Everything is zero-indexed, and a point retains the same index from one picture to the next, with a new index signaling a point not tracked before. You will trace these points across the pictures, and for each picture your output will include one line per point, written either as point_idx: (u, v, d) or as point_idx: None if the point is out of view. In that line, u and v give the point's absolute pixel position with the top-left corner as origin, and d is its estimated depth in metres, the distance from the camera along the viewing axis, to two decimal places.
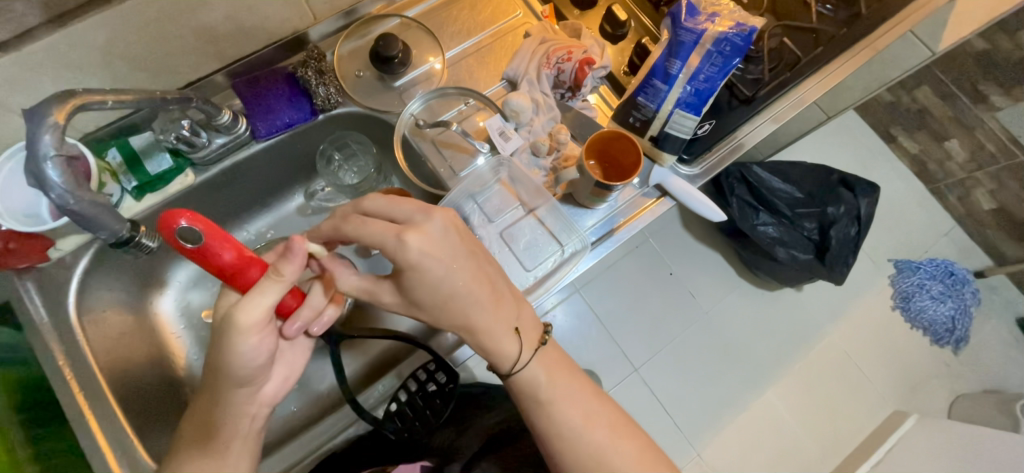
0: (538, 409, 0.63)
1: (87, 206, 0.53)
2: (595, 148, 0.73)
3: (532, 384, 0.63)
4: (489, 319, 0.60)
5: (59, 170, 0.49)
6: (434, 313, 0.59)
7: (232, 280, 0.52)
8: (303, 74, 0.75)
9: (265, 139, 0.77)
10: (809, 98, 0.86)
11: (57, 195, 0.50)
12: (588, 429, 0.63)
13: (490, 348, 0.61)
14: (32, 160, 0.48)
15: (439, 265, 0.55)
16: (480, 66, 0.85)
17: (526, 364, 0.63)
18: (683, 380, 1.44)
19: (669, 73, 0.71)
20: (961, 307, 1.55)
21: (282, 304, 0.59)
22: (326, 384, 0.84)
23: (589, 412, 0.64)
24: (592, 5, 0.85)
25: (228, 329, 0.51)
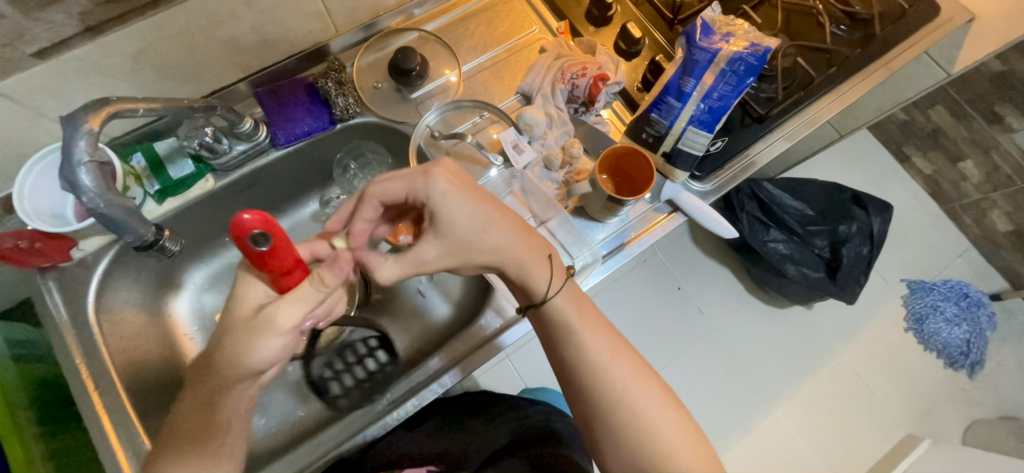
0: (566, 337, 0.64)
1: (115, 210, 0.54)
2: (608, 163, 0.74)
3: (560, 315, 0.64)
4: (508, 257, 0.61)
5: (91, 174, 0.51)
6: (475, 249, 0.60)
7: (275, 281, 0.50)
8: (324, 85, 0.77)
9: (284, 147, 0.78)
10: (821, 117, 0.86)
11: (87, 198, 0.52)
12: (612, 365, 0.63)
13: (522, 279, 0.64)
14: (66, 166, 0.50)
15: (464, 198, 0.58)
16: (495, 79, 0.86)
17: (557, 293, 0.65)
18: (692, 375, 1.45)
19: (682, 90, 0.71)
20: (977, 331, 1.52)
21: None
22: None
23: (613, 351, 0.64)
24: (607, 22, 0.86)
25: (254, 323, 0.51)
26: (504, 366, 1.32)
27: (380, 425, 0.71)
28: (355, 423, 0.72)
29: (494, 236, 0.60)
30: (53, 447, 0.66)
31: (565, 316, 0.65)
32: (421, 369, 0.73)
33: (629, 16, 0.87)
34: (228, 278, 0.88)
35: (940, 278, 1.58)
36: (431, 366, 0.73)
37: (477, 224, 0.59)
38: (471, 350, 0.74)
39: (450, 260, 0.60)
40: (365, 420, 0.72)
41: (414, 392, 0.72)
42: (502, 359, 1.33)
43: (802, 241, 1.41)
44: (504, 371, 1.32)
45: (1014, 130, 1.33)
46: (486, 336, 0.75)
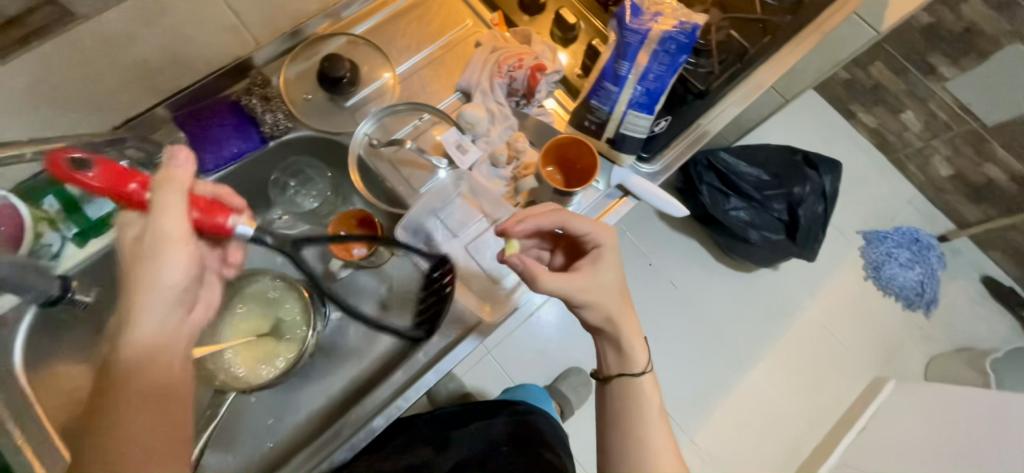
0: (636, 412, 0.66)
1: None
2: (551, 155, 0.73)
3: (640, 396, 0.67)
4: (623, 315, 0.65)
5: None
6: (612, 300, 0.63)
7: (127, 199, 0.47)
8: (248, 102, 0.74)
9: (214, 173, 0.74)
10: (760, 85, 0.88)
11: None
12: (662, 458, 0.64)
13: (628, 348, 0.66)
14: None
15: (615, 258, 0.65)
16: (433, 78, 0.83)
17: (648, 376, 0.67)
18: (671, 351, 1.47)
19: (618, 74, 0.70)
20: (930, 272, 1.59)
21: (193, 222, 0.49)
22: (301, 416, 0.82)
23: (667, 444, 0.65)
24: (540, 9, 0.84)
25: (148, 240, 0.46)
26: (486, 363, 1.32)
27: (347, 446, 0.69)
28: (320, 450, 0.69)
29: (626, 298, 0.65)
30: None
31: (642, 398, 0.67)
32: (386, 384, 0.71)
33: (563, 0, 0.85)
34: None
35: (893, 226, 1.65)
36: (396, 380, 0.71)
37: (619, 280, 0.64)
38: (440, 354, 0.73)
39: (591, 297, 0.62)
40: (329, 445, 0.69)
41: (381, 407, 0.70)
42: (483, 356, 1.32)
43: (762, 206, 1.44)
44: (488, 369, 1.31)
45: (946, 79, 1.39)
46: (453, 341, 0.73)
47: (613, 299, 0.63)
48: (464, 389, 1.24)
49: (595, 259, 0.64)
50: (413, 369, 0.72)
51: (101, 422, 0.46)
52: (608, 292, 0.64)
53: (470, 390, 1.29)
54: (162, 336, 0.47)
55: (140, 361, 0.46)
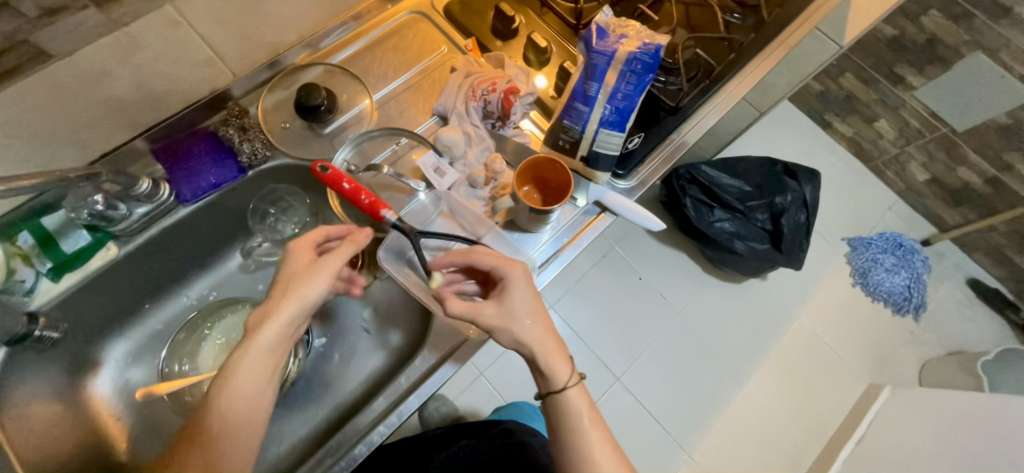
0: (571, 425, 0.65)
1: None
2: (527, 173, 0.74)
3: (570, 409, 0.66)
4: (533, 338, 0.65)
5: None
6: (517, 326, 0.64)
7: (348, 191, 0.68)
8: (225, 133, 0.75)
9: (192, 202, 0.74)
10: (724, 105, 0.90)
11: None
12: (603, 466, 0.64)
13: (545, 367, 0.66)
14: None
15: (528, 291, 0.66)
16: (411, 104, 0.85)
17: (576, 389, 0.67)
18: (662, 366, 1.46)
19: (588, 95, 0.72)
20: (916, 276, 1.61)
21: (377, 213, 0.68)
22: (285, 447, 0.80)
23: (607, 450, 0.65)
24: (513, 34, 0.88)
25: (309, 271, 0.59)
26: (478, 385, 1.30)
27: None
28: None
29: (539, 324, 0.66)
30: None
31: (574, 410, 0.66)
32: (367, 411, 0.70)
33: (535, 25, 0.88)
34: (157, 346, 0.83)
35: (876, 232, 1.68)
36: (377, 407, 0.70)
37: (532, 308, 0.66)
38: (424, 376, 0.72)
39: (496, 324, 0.64)
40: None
41: (362, 435, 0.69)
42: (475, 378, 1.31)
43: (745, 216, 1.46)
44: (480, 391, 1.29)
45: (915, 88, 1.44)
46: (435, 363, 0.73)
47: (524, 328, 0.65)
48: (456, 413, 1.22)
49: (503, 290, 0.66)
50: (395, 394, 0.71)
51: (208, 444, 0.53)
52: (520, 320, 0.65)
53: (462, 414, 1.27)
54: (265, 367, 0.56)
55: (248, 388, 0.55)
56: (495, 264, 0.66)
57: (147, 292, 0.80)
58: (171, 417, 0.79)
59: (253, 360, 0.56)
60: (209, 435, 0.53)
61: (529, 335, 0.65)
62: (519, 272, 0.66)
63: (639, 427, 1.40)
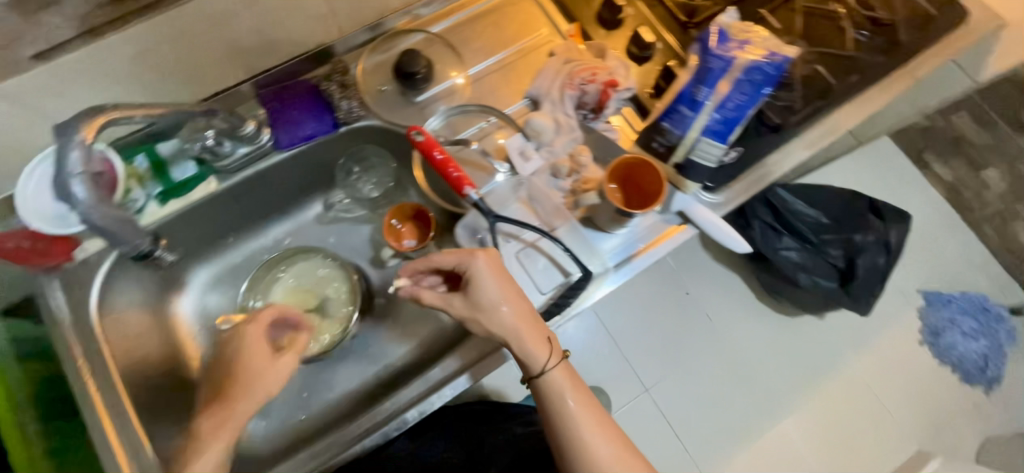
0: (556, 407, 0.66)
1: (107, 220, 0.54)
2: (618, 173, 0.71)
3: (551, 385, 0.67)
4: (506, 326, 0.65)
5: (85, 186, 0.51)
6: (484, 316, 0.66)
7: (435, 160, 0.69)
8: (328, 88, 0.78)
9: (287, 150, 0.77)
10: (823, 140, 0.81)
11: (81, 210, 0.52)
12: (587, 431, 0.65)
13: (521, 352, 0.66)
14: (60, 177, 0.49)
15: (494, 282, 0.65)
16: (503, 83, 0.84)
17: (555, 368, 0.67)
18: (695, 386, 1.42)
19: (696, 100, 0.68)
20: (996, 346, 1.48)
21: (459, 185, 0.68)
22: (334, 394, 0.83)
23: (591, 417, 0.66)
24: (618, 25, 0.84)
25: (276, 364, 0.64)
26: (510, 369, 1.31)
27: (377, 434, 0.70)
28: (354, 431, 0.70)
29: (514, 309, 0.66)
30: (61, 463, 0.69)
31: (558, 391, 0.67)
32: (421, 379, 0.72)
33: (642, 19, 0.84)
34: (234, 280, 0.88)
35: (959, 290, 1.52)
36: (432, 377, 0.72)
37: (502, 295, 0.65)
38: (480, 357, 0.72)
39: (462, 313, 0.67)
40: (366, 427, 0.70)
41: (413, 402, 0.71)
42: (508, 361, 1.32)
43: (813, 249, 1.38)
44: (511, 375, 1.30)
45: None
46: (490, 347, 0.73)
47: (496, 317, 0.65)
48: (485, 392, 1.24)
49: (467, 284, 0.66)
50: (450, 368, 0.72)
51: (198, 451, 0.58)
52: (487, 310, 0.65)
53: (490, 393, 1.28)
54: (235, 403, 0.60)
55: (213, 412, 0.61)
56: (456, 260, 0.66)
57: (234, 226, 0.85)
58: None
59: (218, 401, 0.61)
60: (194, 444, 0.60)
61: (500, 324, 0.65)
62: (479, 263, 0.65)
63: (659, 442, 1.37)
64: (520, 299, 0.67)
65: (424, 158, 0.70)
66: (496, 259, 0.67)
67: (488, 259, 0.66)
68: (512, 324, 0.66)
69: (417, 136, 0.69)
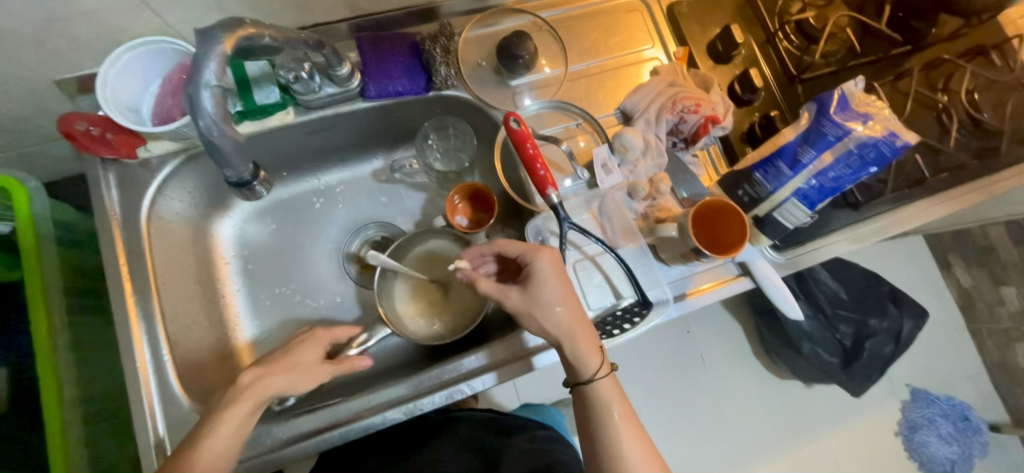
0: (598, 417, 0.65)
1: (224, 140, 0.55)
2: (702, 211, 0.67)
3: (600, 396, 0.65)
4: (562, 328, 0.64)
5: (212, 99, 0.52)
6: (539, 313, 0.64)
7: (525, 153, 0.66)
8: (431, 49, 0.73)
9: (372, 100, 0.75)
10: (896, 227, 0.80)
11: (204, 123, 0.53)
12: (632, 452, 0.63)
13: (574, 355, 0.64)
14: (191, 83, 0.51)
15: (557, 282, 0.64)
16: (599, 88, 0.82)
17: (603, 378, 0.65)
18: (673, 426, 1.32)
19: (798, 160, 0.67)
20: (966, 454, 1.39)
21: (542, 184, 0.67)
22: None
23: (639, 439, 0.64)
24: (727, 61, 0.83)
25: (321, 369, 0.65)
26: None
27: (401, 410, 0.68)
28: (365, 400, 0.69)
29: (569, 313, 0.64)
30: (77, 359, 0.71)
31: (603, 401, 0.65)
32: (455, 364, 0.71)
33: (754, 63, 0.84)
34: (280, 213, 0.86)
35: (968, 399, 1.43)
36: (465, 366, 0.71)
37: (561, 296, 0.64)
38: (508, 358, 0.72)
39: (518, 307, 0.65)
40: (394, 403, 0.69)
41: (441, 386, 0.70)
42: None
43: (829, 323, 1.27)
44: None
45: None
46: (521, 351, 0.72)
47: (551, 319, 0.64)
48: None
49: (527, 277, 0.64)
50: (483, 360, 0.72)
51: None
52: (546, 306, 0.64)
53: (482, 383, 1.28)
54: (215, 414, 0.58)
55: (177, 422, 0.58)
56: (521, 254, 0.65)
57: (293, 161, 0.82)
58: (273, 283, 0.84)
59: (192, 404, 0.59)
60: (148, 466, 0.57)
61: (556, 325, 0.64)
62: (544, 261, 0.64)
63: None
64: (578, 305, 0.66)
65: (514, 148, 0.68)
66: (560, 267, 0.66)
67: (552, 258, 0.65)
68: (567, 325, 0.64)
69: (515, 123, 0.67)
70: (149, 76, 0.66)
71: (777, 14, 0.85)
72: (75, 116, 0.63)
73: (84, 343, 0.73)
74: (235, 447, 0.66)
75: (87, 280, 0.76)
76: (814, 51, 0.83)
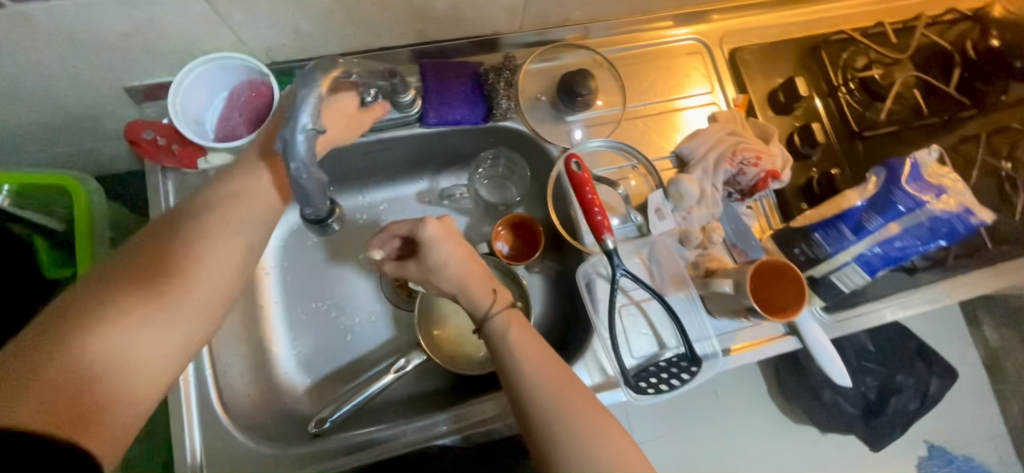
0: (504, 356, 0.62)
1: (310, 183, 0.47)
2: (759, 270, 0.65)
3: (503, 340, 0.63)
4: (452, 281, 0.66)
5: (306, 142, 0.43)
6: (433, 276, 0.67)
7: (583, 198, 0.66)
8: (494, 82, 0.73)
9: (430, 126, 0.75)
10: (955, 295, 0.78)
11: (295, 166, 0.44)
12: (550, 391, 0.58)
13: (467, 304, 0.67)
14: (287, 124, 0.42)
15: (449, 246, 0.66)
16: (654, 130, 0.81)
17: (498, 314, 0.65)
18: None
19: (863, 226, 0.65)
20: None
21: (597, 228, 0.65)
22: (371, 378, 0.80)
23: (556, 377, 0.60)
24: (788, 112, 0.81)
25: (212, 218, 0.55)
26: None
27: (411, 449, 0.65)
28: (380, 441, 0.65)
29: (459, 269, 0.66)
30: None
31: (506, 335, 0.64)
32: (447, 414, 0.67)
33: (815, 116, 0.82)
34: None
35: None
36: (461, 415, 0.67)
37: (448, 254, 0.66)
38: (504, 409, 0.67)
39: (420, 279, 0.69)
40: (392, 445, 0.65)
41: (437, 434, 0.66)
42: None
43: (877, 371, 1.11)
44: None
45: None
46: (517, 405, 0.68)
47: (445, 276, 0.67)
48: None
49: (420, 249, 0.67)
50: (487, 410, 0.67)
51: (95, 418, 0.45)
52: (448, 270, 0.66)
53: None
54: (190, 323, 0.52)
55: (113, 341, 0.47)
56: (410, 228, 0.67)
57: (341, 178, 0.82)
58: (310, 297, 0.83)
59: (144, 314, 0.49)
60: (75, 402, 0.44)
61: (447, 276, 0.67)
62: (426, 228, 0.65)
63: None
64: (469, 254, 0.67)
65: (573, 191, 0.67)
66: (449, 229, 0.67)
67: (440, 225, 0.66)
68: (459, 284, 0.67)
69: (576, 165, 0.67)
70: (216, 87, 0.67)
71: (842, 67, 0.84)
72: (143, 124, 0.65)
73: None
74: (265, 464, 0.64)
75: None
76: (878, 109, 0.81)
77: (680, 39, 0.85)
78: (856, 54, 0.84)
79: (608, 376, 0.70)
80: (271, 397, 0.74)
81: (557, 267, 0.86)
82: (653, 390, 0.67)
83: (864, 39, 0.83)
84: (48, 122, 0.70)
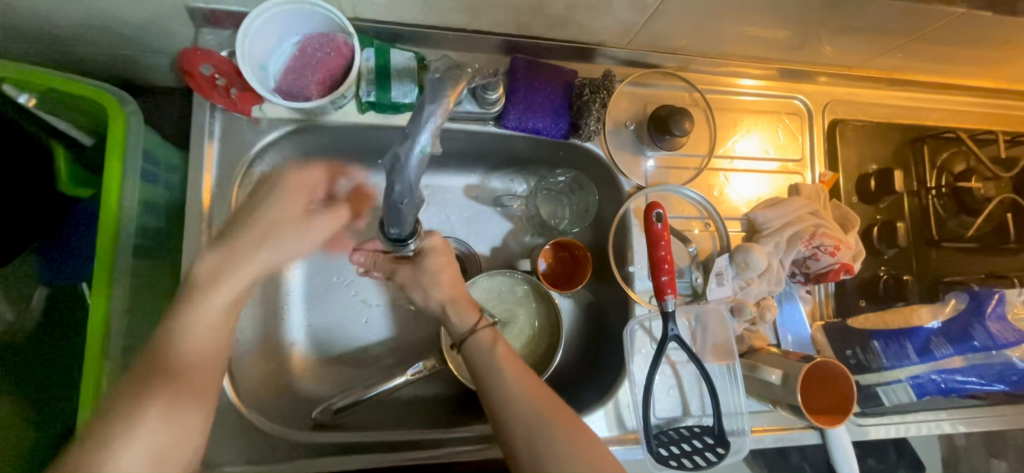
0: (483, 369, 0.58)
1: (408, 210, 0.48)
2: (819, 371, 0.63)
3: (486, 356, 0.59)
4: (439, 294, 0.63)
5: (418, 165, 0.42)
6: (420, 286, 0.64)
7: (654, 256, 0.64)
8: (589, 98, 0.67)
9: (506, 127, 0.69)
10: (985, 425, 0.74)
11: (399, 188, 0.44)
12: (527, 407, 0.55)
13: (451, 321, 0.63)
14: (402, 142, 0.41)
15: (437, 262, 0.62)
16: (733, 186, 0.76)
17: (481, 330, 0.61)
18: None
19: (929, 349, 0.65)
20: None
21: (658, 287, 0.63)
22: (374, 371, 0.76)
23: (534, 395, 0.56)
24: (871, 202, 0.77)
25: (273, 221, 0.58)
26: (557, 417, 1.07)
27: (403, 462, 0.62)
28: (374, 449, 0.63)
29: (447, 284, 0.63)
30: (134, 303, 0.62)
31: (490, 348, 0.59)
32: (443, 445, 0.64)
33: (899, 213, 0.78)
34: None
35: None
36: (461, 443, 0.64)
37: (443, 267, 0.63)
38: None
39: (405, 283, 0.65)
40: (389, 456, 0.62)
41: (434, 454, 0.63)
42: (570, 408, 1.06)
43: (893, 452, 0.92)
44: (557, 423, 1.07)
45: None
46: None
47: (434, 288, 0.63)
48: None
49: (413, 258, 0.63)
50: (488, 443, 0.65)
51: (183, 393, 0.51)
52: (436, 283, 0.63)
53: None
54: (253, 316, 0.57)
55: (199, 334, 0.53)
56: None
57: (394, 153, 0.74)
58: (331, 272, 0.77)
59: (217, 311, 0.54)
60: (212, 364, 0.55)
61: (434, 290, 0.63)
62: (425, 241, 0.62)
63: None
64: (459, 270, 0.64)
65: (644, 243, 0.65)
66: (449, 245, 0.64)
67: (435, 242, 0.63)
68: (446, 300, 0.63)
69: (657, 216, 0.64)
70: (290, 32, 0.60)
71: (938, 167, 0.79)
72: (203, 57, 0.58)
73: (142, 288, 0.64)
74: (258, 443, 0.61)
75: (160, 220, 0.68)
76: (964, 220, 0.78)
77: (750, 92, 0.78)
78: (957, 156, 0.79)
79: (627, 432, 0.68)
80: (277, 372, 0.70)
81: (590, 297, 0.81)
82: (675, 463, 0.63)
83: (971, 143, 0.78)
84: (90, 26, 0.61)
